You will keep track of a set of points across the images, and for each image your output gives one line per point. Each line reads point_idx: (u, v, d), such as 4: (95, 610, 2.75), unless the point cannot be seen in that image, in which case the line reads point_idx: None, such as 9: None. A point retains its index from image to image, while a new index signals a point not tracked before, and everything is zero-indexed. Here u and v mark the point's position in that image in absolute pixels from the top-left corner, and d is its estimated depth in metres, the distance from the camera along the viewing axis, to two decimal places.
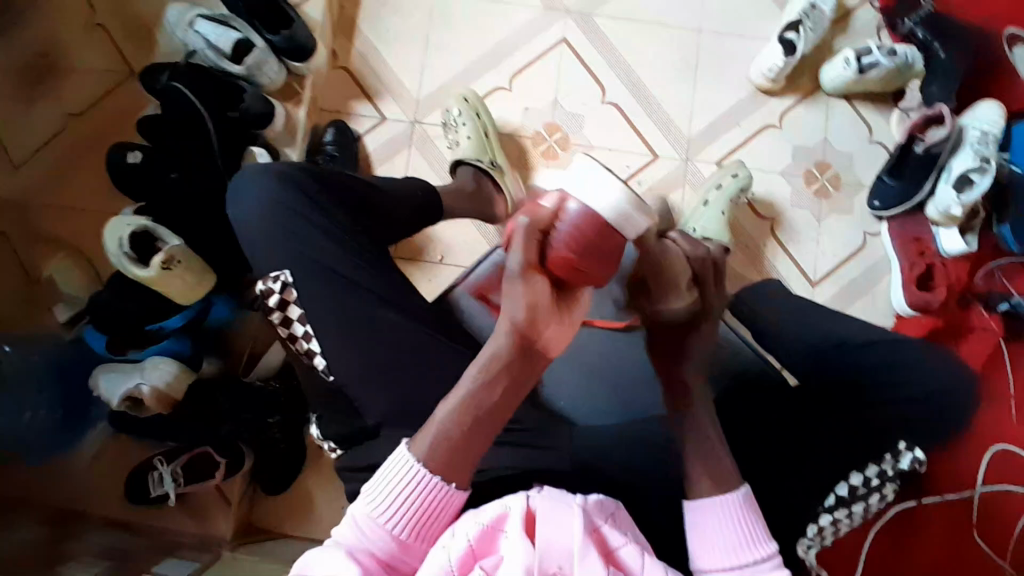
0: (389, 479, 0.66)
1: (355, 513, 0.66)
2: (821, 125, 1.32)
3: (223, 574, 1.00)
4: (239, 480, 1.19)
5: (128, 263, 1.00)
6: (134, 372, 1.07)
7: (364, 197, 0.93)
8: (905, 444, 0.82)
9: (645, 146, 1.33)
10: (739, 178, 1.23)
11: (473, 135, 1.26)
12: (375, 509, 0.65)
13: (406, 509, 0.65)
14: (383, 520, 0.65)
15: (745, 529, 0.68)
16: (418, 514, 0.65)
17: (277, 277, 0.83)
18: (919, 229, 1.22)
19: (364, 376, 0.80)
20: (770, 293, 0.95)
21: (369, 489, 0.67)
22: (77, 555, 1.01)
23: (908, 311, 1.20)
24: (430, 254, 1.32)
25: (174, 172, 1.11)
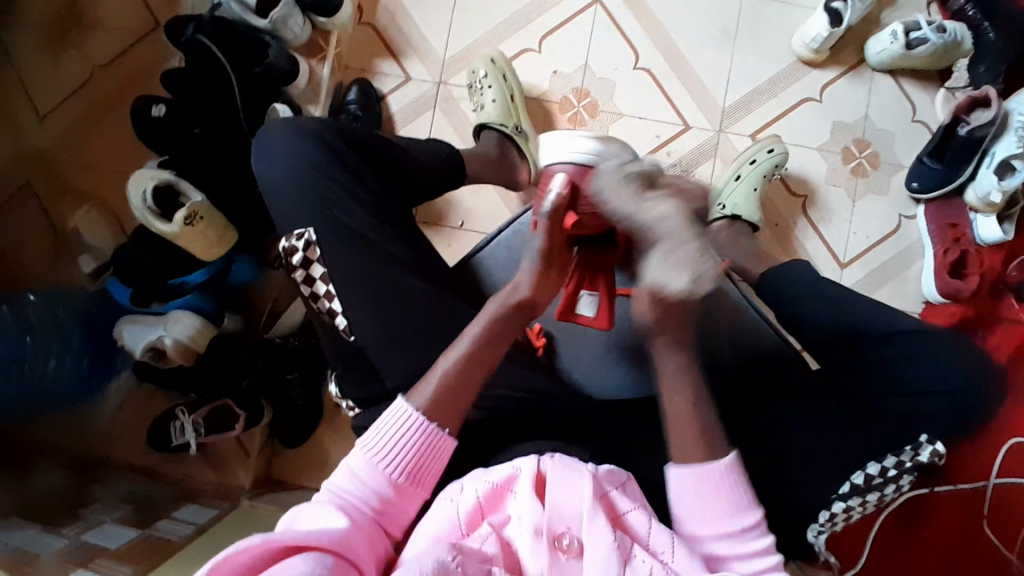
0: (380, 428, 0.69)
1: (351, 463, 0.68)
2: (862, 100, 1.26)
3: (239, 522, 1.03)
4: (258, 433, 1.22)
5: (150, 217, 1.01)
6: (157, 324, 1.09)
7: (388, 159, 0.92)
8: (928, 436, 0.79)
9: (677, 117, 1.29)
10: (772, 152, 1.19)
11: (499, 98, 1.22)
12: (371, 456, 0.68)
13: (399, 456, 0.69)
14: (379, 467, 0.67)
15: (730, 492, 0.69)
16: (411, 464, 0.69)
17: (301, 235, 0.82)
18: (956, 214, 1.18)
19: (384, 339, 0.80)
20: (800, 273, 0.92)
21: (359, 442, 0.69)
22: (100, 499, 1.06)
23: (937, 298, 1.17)
24: (451, 219, 1.31)
25: (197, 127, 1.10)
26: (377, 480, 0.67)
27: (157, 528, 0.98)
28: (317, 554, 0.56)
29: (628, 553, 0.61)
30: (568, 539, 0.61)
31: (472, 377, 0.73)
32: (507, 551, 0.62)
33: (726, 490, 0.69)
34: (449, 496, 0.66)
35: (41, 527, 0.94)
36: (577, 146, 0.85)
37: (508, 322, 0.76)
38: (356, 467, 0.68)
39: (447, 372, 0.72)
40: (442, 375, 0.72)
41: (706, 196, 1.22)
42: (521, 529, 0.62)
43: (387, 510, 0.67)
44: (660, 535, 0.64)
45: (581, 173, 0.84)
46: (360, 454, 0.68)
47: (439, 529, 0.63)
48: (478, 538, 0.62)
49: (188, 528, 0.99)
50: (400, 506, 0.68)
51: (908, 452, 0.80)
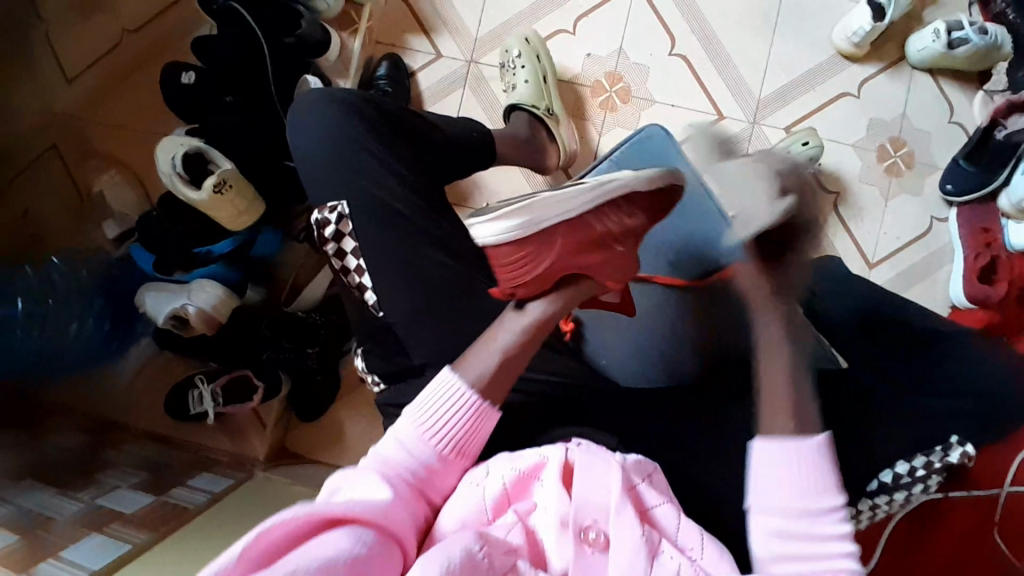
0: (429, 403, 0.69)
1: (399, 433, 0.67)
2: (900, 98, 1.23)
3: (254, 493, 1.03)
4: (274, 405, 1.23)
5: (179, 183, 1.00)
6: (180, 292, 1.08)
7: (422, 134, 0.91)
8: (956, 438, 0.78)
9: (711, 106, 1.27)
10: (810, 147, 1.17)
11: (531, 79, 1.20)
12: (421, 426, 0.67)
13: (449, 432, 0.68)
14: (428, 438, 0.67)
15: (819, 478, 0.64)
16: (459, 439, 0.68)
17: (334, 208, 0.82)
18: (988, 220, 1.16)
19: (413, 317, 0.79)
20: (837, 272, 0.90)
21: (407, 412, 0.69)
22: (116, 463, 1.06)
23: (965, 304, 1.15)
24: (476, 201, 1.30)
25: (228, 96, 1.10)
26: (424, 452, 0.66)
27: (172, 496, 0.98)
28: (358, 528, 0.55)
29: (655, 548, 0.61)
30: (594, 532, 0.61)
31: (528, 348, 0.74)
32: (532, 542, 0.61)
33: (811, 476, 0.64)
34: (475, 481, 0.65)
35: (56, 491, 0.94)
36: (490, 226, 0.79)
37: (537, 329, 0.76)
38: (406, 439, 0.67)
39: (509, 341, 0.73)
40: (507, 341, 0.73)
41: None
42: (547, 519, 0.61)
43: (431, 480, 0.66)
44: (687, 532, 0.64)
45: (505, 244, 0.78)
46: (409, 426, 0.67)
47: (463, 514, 0.63)
48: (502, 526, 0.61)
49: (203, 497, 0.99)
50: (443, 480, 0.67)
51: (937, 452, 0.78)
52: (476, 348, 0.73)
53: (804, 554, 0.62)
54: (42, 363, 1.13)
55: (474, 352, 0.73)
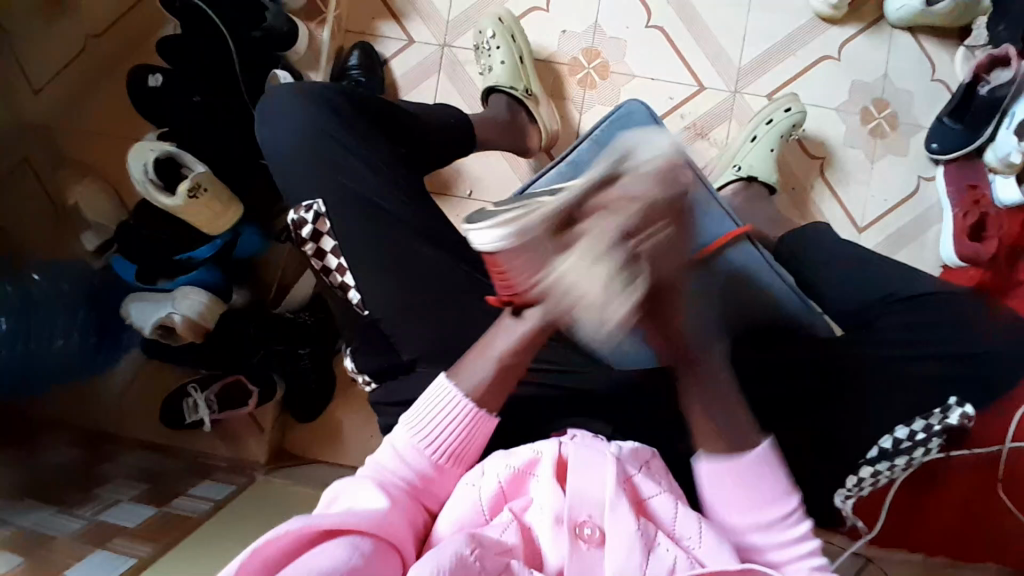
0: (423, 409, 0.69)
1: (395, 441, 0.68)
2: (882, 59, 1.22)
3: (255, 498, 1.03)
4: (270, 408, 1.22)
5: (152, 190, 0.98)
6: (165, 300, 1.07)
7: (398, 123, 0.89)
8: (956, 399, 0.78)
9: (692, 77, 1.25)
10: (792, 113, 1.15)
11: (507, 60, 1.18)
12: (414, 435, 0.68)
13: (444, 441, 0.68)
14: (422, 447, 0.67)
15: (768, 483, 0.68)
16: (454, 447, 0.68)
17: (310, 207, 0.80)
18: (976, 176, 1.14)
19: (399, 314, 0.78)
20: None
21: (402, 420, 0.69)
22: (114, 476, 1.06)
23: (957, 262, 1.14)
24: (460, 188, 1.28)
25: (196, 95, 1.07)
26: (418, 461, 0.67)
27: (173, 506, 0.97)
28: (354, 538, 0.55)
29: (652, 541, 0.60)
30: (589, 528, 0.60)
31: (525, 352, 0.72)
32: (527, 538, 0.61)
33: (762, 482, 0.68)
34: (471, 481, 0.65)
35: (56, 508, 0.94)
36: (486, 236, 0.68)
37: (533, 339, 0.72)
38: (402, 448, 0.67)
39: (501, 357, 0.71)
40: (500, 354, 0.71)
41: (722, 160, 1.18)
42: (542, 516, 0.61)
43: (427, 487, 0.66)
44: (686, 521, 0.63)
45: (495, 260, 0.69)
46: (404, 434, 0.68)
47: (459, 516, 0.63)
48: (498, 525, 0.61)
49: (205, 505, 0.98)
50: (442, 486, 0.67)
51: (935, 415, 0.77)
52: (472, 354, 0.72)
53: (774, 537, 0.67)
54: (30, 380, 1.11)
55: (472, 358, 0.72)
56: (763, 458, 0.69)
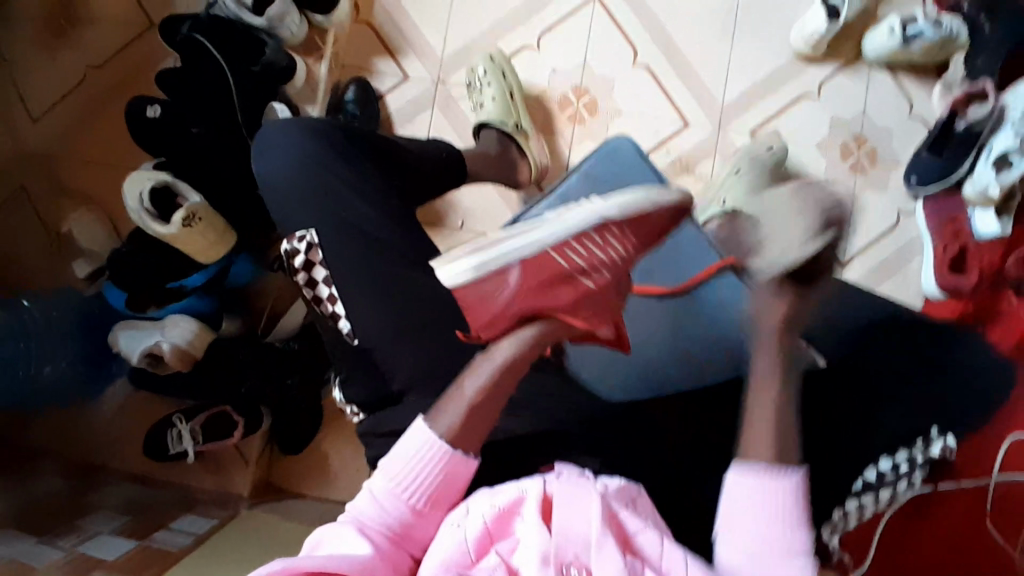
0: (401, 455, 0.68)
1: (373, 488, 0.67)
2: (859, 97, 1.26)
3: (240, 533, 1.01)
4: (257, 440, 1.21)
5: (148, 219, 0.99)
6: (155, 329, 1.07)
7: (392, 155, 0.91)
8: (937, 430, 0.79)
9: (678, 113, 1.29)
10: (775, 151, 1.19)
11: (499, 96, 1.21)
12: (393, 480, 0.67)
13: (422, 485, 0.67)
14: (401, 491, 0.67)
15: (785, 513, 0.64)
16: (432, 490, 0.67)
17: (303, 238, 0.81)
18: (955, 209, 1.16)
19: (390, 344, 0.78)
20: None
21: (381, 465, 0.69)
22: (95, 509, 1.04)
23: (937, 294, 1.17)
24: (451, 220, 1.30)
25: (195, 127, 1.08)
26: (397, 507, 0.66)
27: (155, 539, 0.95)
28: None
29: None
30: (576, 568, 0.60)
31: (497, 391, 0.72)
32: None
33: (784, 509, 0.64)
34: (455, 521, 0.65)
35: (37, 538, 0.92)
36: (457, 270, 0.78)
37: (507, 372, 0.73)
38: (378, 493, 0.67)
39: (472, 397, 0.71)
40: (470, 397, 0.71)
41: (708, 194, 1.21)
42: (528, 557, 0.60)
43: (409, 533, 0.66)
44: (673, 560, 0.62)
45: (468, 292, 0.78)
46: (381, 479, 0.68)
47: (443, 558, 0.62)
48: (484, 569, 0.61)
49: (187, 539, 0.96)
50: (423, 530, 0.67)
51: (919, 446, 0.79)
52: (447, 398, 0.71)
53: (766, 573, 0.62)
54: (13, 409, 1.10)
55: (446, 401, 0.71)
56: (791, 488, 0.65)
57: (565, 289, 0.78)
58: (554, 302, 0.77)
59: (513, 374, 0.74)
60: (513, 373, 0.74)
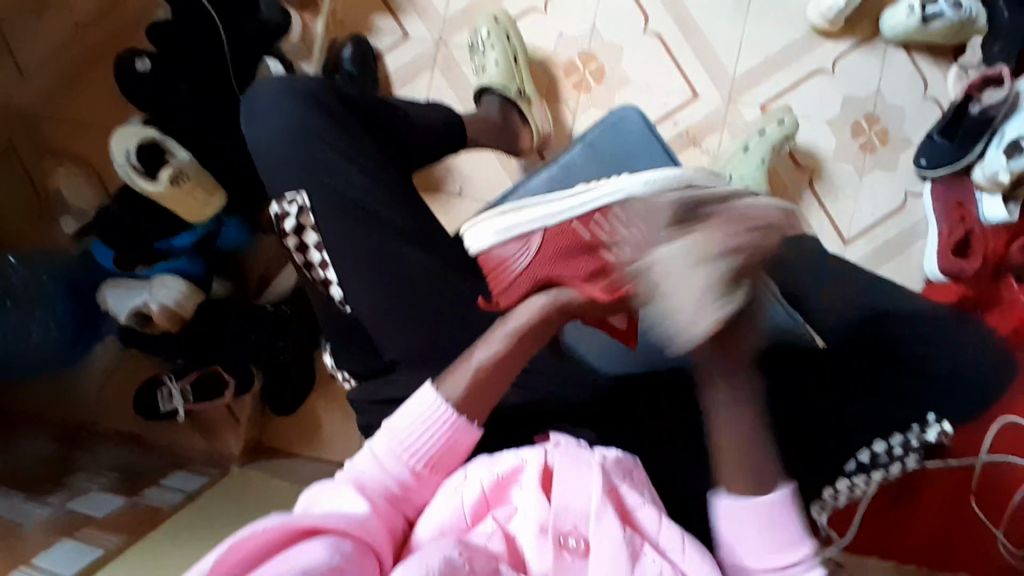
0: (408, 414, 0.66)
1: (375, 448, 0.65)
2: (874, 74, 1.22)
3: (233, 492, 1.01)
4: (249, 401, 1.20)
5: (133, 175, 0.97)
6: (143, 288, 1.06)
7: (388, 119, 0.88)
8: (935, 416, 0.78)
9: (686, 85, 1.25)
10: (784, 125, 1.15)
11: (502, 61, 1.17)
12: (397, 442, 0.65)
13: (425, 448, 0.65)
14: (406, 449, 0.65)
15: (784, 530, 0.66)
16: (435, 455, 0.66)
17: (293, 201, 0.79)
18: (962, 194, 1.14)
19: (384, 311, 0.76)
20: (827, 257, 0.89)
21: (386, 423, 0.66)
22: (85, 467, 1.03)
23: (939, 278, 1.15)
24: (450, 186, 1.27)
25: (184, 83, 1.04)
26: (399, 467, 0.64)
27: (146, 496, 0.95)
28: (335, 538, 0.53)
29: (637, 551, 0.60)
30: (574, 538, 0.60)
31: (512, 358, 0.70)
32: (511, 547, 0.60)
33: (779, 525, 0.66)
34: (453, 485, 0.63)
35: (25, 496, 0.91)
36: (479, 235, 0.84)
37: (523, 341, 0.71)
38: (380, 453, 0.65)
39: (483, 364, 0.69)
40: (480, 365, 0.69)
41: (714, 168, 1.19)
42: (527, 525, 0.60)
43: (406, 494, 0.64)
44: (668, 532, 0.62)
45: (485, 258, 0.83)
46: (385, 440, 0.65)
47: (441, 521, 0.61)
48: (481, 533, 0.60)
49: (178, 496, 0.96)
50: (421, 494, 0.65)
51: (913, 430, 0.78)
52: (483, 341, 0.71)
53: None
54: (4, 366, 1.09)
55: (456, 364, 0.70)
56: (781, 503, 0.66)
57: (584, 259, 0.78)
58: (567, 272, 0.78)
59: (531, 341, 0.72)
60: (534, 341, 0.72)
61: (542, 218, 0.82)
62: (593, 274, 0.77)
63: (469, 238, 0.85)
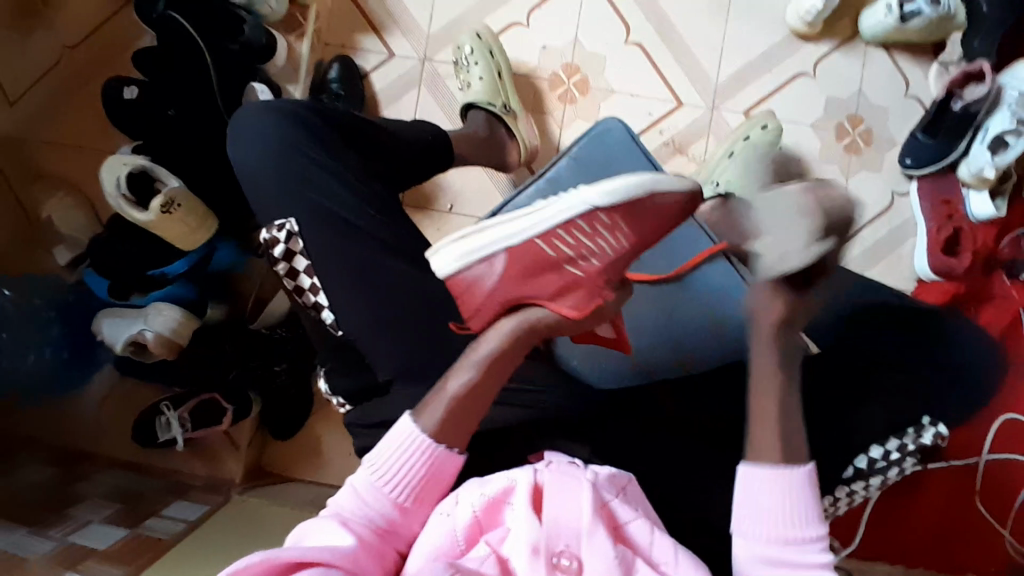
0: (386, 447, 0.66)
1: (356, 483, 0.66)
2: (855, 76, 1.23)
3: (233, 519, 1.01)
4: (248, 424, 1.20)
5: (125, 205, 0.97)
6: (137, 317, 1.05)
7: (373, 140, 0.89)
8: (929, 418, 0.80)
9: (670, 93, 1.26)
10: (768, 130, 1.16)
11: (486, 76, 1.18)
12: (377, 477, 0.65)
13: (404, 480, 0.66)
14: (384, 486, 0.65)
15: (800, 505, 0.62)
16: (416, 485, 0.66)
17: (282, 226, 0.79)
18: (950, 190, 1.15)
19: (373, 334, 0.77)
20: None
21: (363, 460, 0.67)
22: (84, 498, 1.03)
23: (930, 276, 1.15)
24: (440, 203, 1.28)
25: (171, 109, 1.06)
26: (380, 503, 0.65)
27: (147, 526, 0.95)
28: (319, 572, 0.55)
29: (630, 566, 0.60)
30: (566, 557, 0.60)
31: (486, 385, 0.70)
32: (505, 570, 0.60)
33: (801, 501, 0.62)
34: (444, 510, 0.64)
35: (26, 529, 0.91)
36: (443, 256, 0.76)
37: (498, 362, 0.71)
38: (361, 487, 0.65)
39: (456, 394, 0.69)
40: (452, 397, 0.68)
41: (702, 175, 1.19)
42: (518, 546, 0.60)
43: (392, 528, 0.64)
44: (662, 546, 0.63)
45: (452, 282, 0.77)
46: (364, 474, 0.66)
47: (433, 546, 0.62)
48: (474, 558, 0.60)
49: (179, 525, 0.96)
50: (408, 527, 0.65)
51: (910, 434, 0.79)
52: (453, 370, 0.71)
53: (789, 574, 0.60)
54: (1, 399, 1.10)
55: (431, 399, 0.69)
56: (807, 478, 0.63)
57: (551, 277, 0.74)
58: (539, 291, 0.75)
59: (511, 357, 0.72)
60: (533, 338, 0.74)
61: (501, 237, 0.75)
62: (562, 291, 0.74)
63: (432, 263, 0.78)
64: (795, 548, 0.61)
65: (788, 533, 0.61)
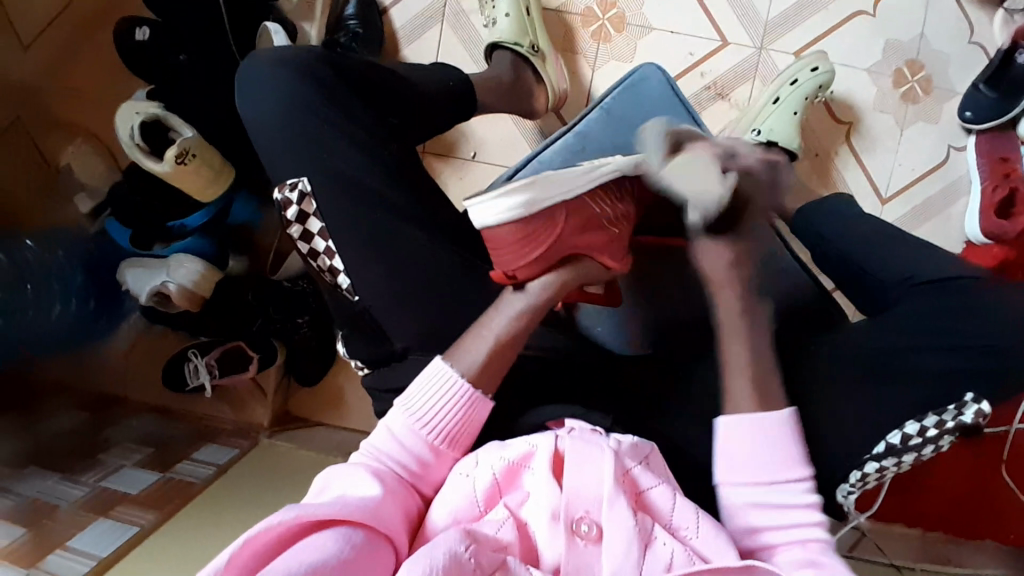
0: (424, 392, 0.67)
1: (392, 425, 0.66)
2: (918, 16, 1.12)
3: (259, 465, 1.04)
4: (273, 372, 1.22)
5: (140, 154, 0.95)
6: (160, 268, 1.05)
7: (390, 90, 0.84)
8: (972, 396, 0.70)
9: (714, 32, 1.16)
10: (819, 73, 1.07)
11: (512, 12, 1.09)
12: (413, 419, 0.66)
13: (441, 424, 0.67)
14: (420, 428, 0.66)
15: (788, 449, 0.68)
16: (452, 430, 0.67)
17: (295, 185, 0.76)
18: (1008, 148, 1.07)
19: (390, 300, 0.75)
20: (860, 226, 0.84)
21: (399, 400, 0.68)
22: (117, 442, 1.08)
23: (981, 240, 1.07)
24: (462, 150, 1.22)
25: (182, 53, 1.01)
26: (415, 445, 0.66)
27: (177, 471, 0.99)
28: (346, 530, 0.54)
29: (649, 537, 0.60)
30: (586, 523, 0.59)
31: (520, 333, 0.72)
32: (523, 534, 0.60)
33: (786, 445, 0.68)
34: (464, 471, 0.64)
35: (59, 475, 0.96)
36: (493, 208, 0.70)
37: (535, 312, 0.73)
38: (398, 429, 0.66)
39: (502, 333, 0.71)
40: (498, 333, 0.71)
41: (742, 123, 1.11)
42: (539, 510, 0.60)
43: (423, 472, 0.65)
44: (682, 513, 0.62)
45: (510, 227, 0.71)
46: (401, 415, 0.67)
47: (454, 509, 0.62)
48: (491, 521, 0.60)
49: (207, 470, 0.99)
50: (437, 472, 0.66)
51: (949, 411, 0.70)
52: (471, 337, 0.71)
53: (785, 526, 0.65)
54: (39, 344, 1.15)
55: (469, 338, 0.71)
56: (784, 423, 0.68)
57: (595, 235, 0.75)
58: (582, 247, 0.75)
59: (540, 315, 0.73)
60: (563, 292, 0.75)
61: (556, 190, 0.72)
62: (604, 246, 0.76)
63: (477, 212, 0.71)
64: (780, 492, 0.66)
65: (770, 476, 0.67)
